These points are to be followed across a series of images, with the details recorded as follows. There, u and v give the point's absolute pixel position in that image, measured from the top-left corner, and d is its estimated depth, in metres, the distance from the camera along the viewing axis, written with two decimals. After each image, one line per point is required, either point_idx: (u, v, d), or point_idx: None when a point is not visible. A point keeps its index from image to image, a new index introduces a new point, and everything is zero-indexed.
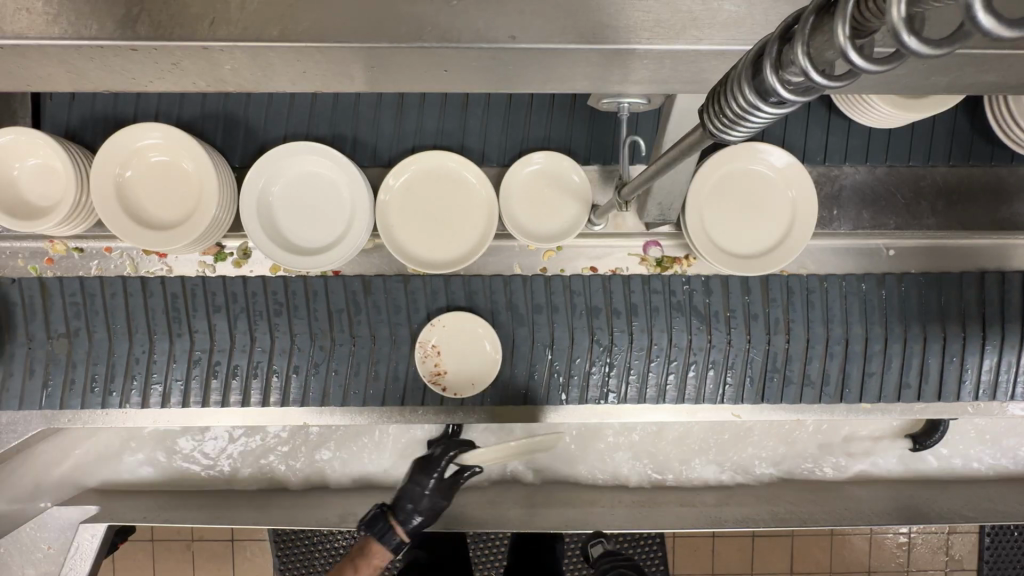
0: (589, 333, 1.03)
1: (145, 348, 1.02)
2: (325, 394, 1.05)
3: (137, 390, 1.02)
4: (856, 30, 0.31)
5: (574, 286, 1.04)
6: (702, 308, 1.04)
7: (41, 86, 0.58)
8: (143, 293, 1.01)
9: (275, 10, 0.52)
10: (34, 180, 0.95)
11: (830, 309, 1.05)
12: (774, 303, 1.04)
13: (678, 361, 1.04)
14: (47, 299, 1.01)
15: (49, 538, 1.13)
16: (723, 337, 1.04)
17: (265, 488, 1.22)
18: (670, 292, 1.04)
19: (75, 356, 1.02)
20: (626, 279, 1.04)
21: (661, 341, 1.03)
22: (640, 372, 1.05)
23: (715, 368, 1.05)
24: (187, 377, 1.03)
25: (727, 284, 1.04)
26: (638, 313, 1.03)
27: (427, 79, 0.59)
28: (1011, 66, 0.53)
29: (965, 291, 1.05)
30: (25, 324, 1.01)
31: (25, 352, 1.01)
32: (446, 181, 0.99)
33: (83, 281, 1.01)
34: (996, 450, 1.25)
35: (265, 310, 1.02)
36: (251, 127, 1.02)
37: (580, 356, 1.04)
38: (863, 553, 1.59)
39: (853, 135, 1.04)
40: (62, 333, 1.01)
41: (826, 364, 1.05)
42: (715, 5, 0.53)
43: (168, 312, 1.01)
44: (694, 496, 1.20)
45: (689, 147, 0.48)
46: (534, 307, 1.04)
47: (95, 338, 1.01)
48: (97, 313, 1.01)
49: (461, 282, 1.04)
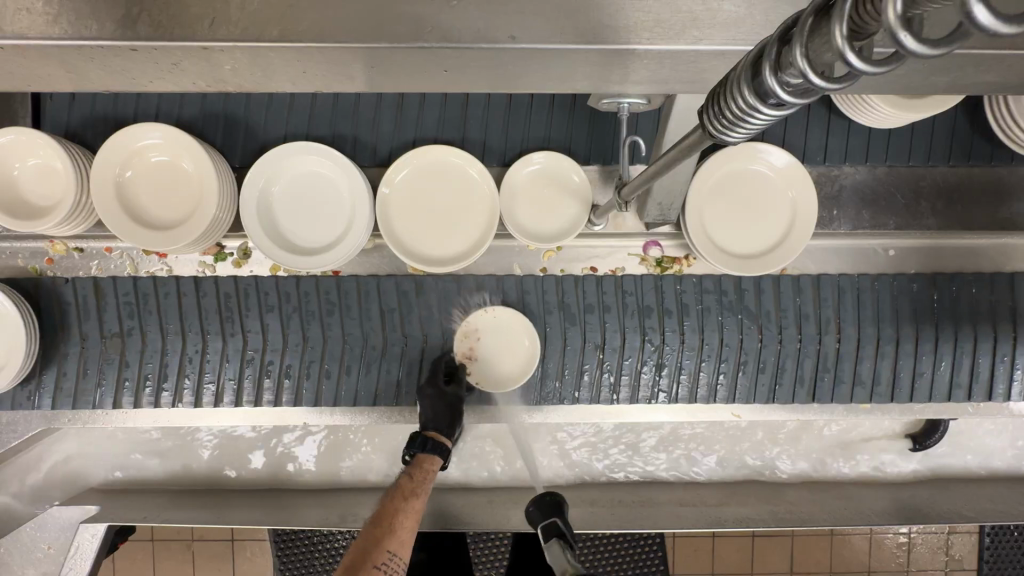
0: (641, 332, 1.04)
1: (198, 347, 1.02)
2: (328, 394, 1.05)
3: (190, 390, 1.03)
4: (854, 33, 0.31)
5: (626, 286, 1.04)
6: (753, 307, 1.05)
7: (41, 86, 0.58)
8: (196, 294, 1.02)
9: (274, 10, 0.52)
10: (34, 180, 0.96)
11: (880, 309, 1.05)
12: (825, 303, 1.05)
13: (729, 360, 1.05)
14: (100, 300, 1.02)
15: (49, 539, 1.14)
16: (774, 339, 1.04)
17: (267, 488, 1.22)
18: (721, 291, 1.04)
19: (128, 356, 1.02)
20: (678, 278, 1.05)
21: (712, 341, 1.04)
22: (691, 372, 1.05)
23: (765, 371, 1.06)
24: (240, 376, 1.04)
25: (779, 284, 1.05)
26: (691, 313, 1.04)
27: (427, 79, 0.59)
28: (1011, 66, 0.53)
29: (975, 291, 1.06)
30: (79, 324, 1.02)
31: (79, 352, 1.02)
32: (446, 177, 0.99)
33: (137, 281, 1.02)
34: (996, 450, 1.25)
35: (317, 310, 1.03)
36: (250, 127, 1.02)
37: (631, 356, 1.04)
38: (863, 553, 1.59)
39: (853, 135, 1.04)
40: (115, 333, 1.02)
41: (875, 365, 1.06)
42: (715, 5, 0.53)
43: (221, 311, 1.02)
44: (694, 495, 1.20)
45: (690, 147, 0.48)
46: (586, 307, 1.04)
47: (149, 337, 1.02)
48: (150, 313, 1.02)
49: (513, 282, 1.05)
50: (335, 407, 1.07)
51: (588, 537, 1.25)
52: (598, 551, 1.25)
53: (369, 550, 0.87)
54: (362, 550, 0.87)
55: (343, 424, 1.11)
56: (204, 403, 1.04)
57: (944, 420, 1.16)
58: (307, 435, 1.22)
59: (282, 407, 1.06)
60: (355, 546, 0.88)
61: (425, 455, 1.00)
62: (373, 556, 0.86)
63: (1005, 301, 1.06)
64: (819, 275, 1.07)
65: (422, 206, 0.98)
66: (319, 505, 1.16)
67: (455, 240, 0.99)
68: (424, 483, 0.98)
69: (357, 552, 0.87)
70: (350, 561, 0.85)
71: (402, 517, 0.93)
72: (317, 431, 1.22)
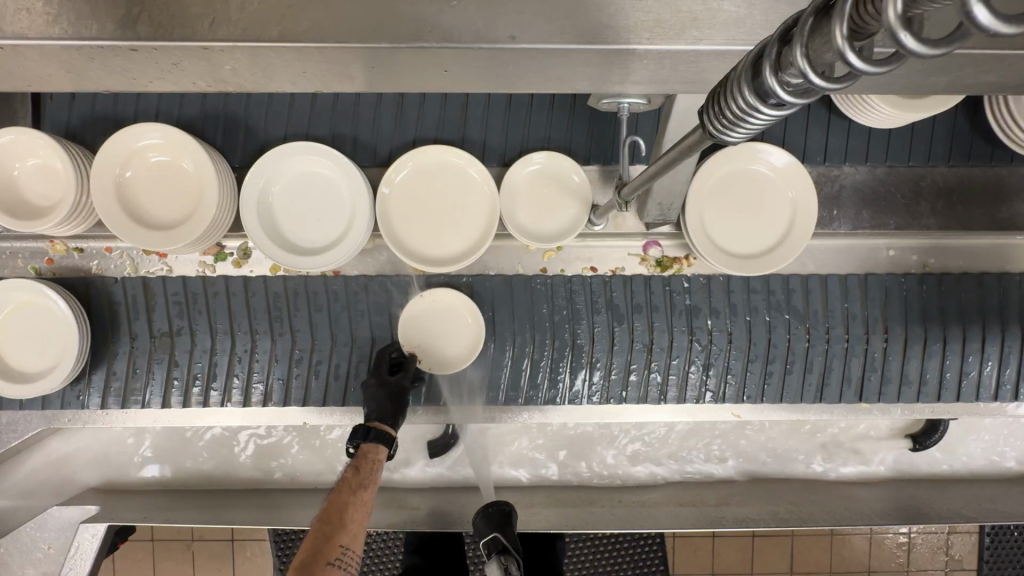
0: (688, 332, 1.05)
1: (247, 347, 1.04)
2: (330, 394, 1.06)
3: (239, 389, 1.05)
4: (855, 33, 0.31)
5: (674, 286, 1.05)
6: (800, 308, 1.05)
7: (40, 86, 0.58)
8: (246, 295, 1.03)
9: (274, 9, 0.52)
10: (34, 181, 0.96)
11: (927, 308, 1.06)
12: (872, 303, 1.06)
13: (777, 361, 1.06)
14: (150, 300, 1.03)
15: (49, 539, 1.14)
16: (822, 339, 1.05)
17: (270, 488, 1.22)
18: (769, 292, 1.05)
19: (178, 356, 1.04)
20: (726, 278, 1.05)
21: (760, 340, 1.05)
22: (738, 372, 1.06)
23: (812, 372, 1.07)
24: (289, 375, 1.05)
25: (827, 285, 1.06)
26: (738, 313, 1.05)
27: (427, 79, 0.59)
28: (1011, 66, 0.53)
29: (976, 290, 1.06)
30: (129, 323, 1.03)
31: (129, 352, 1.03)
32: (448, 175, 0.99)
33: (186, 281, 1.03)
34: (996, 450, 1.25)
35: (366, 309, 1.05)
36: (250, 127, 1.02)
37: (679, 357, 1.05)
38: (863, 553, 1.59)
39: (853, 135, 1.04)
40: (165, 332, 1.03)
41: (923, 365, 1.07)
42: (715, 5, 0.53)
43: (270, 311, 1.04)
44: (694, 495, 1.20)
45: (690, 147, 0.48)
46: (633, 306, 1.05)
47: (198, 336, 1.03)
48: (200, 313, 1.03)
49: (562, 280, 1.05)
50: (336, 407, 1.07)
51: (587, 537, 1.25)
52: (598, 551, 1.24)
53: (321, 547, 0.79)
54: (314, 548, 0.79)
55: (342, 424, 1.10)
56: (206, 403, 1.05)
57: (944, 420, 1.16)
58: (310, 435, 1.22)
59: (279, 406, 1.07)
60: (305, 545, 0.80)
61: (368, 445, 0.93)
62: (326, 552, 0.79)
63: (1006, 301, 1.06)
64: (866, 274, 1.07)
65: (423, 205, 0.98)
66: (318, 505, 1.16)
67: (455, 240, 0.99)
68: (372, 471, 0.91)
69: (308, 551, 0.79)
70: (302, 559, 0.77)
71: (354, 508, 0.86)
72: (317, 430, 1.22)
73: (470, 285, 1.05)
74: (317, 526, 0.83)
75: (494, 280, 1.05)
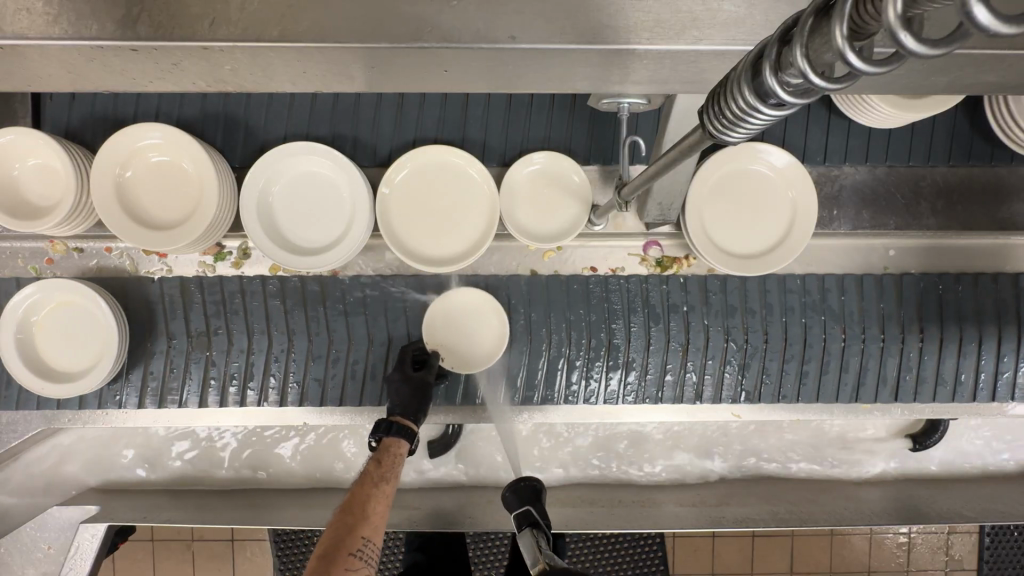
0: (724, 331, 1.05)
1: (284, 347, 1.04)
2: (331, 394, 1.05)
3: (275, 388, 1.05)
4: (855, 33, 0.31)
5: (710, 286, 1.05)
6: (837, 308, 1.05)
7: (40, 86, 0.58)
8: (282, 295, 1.03)
9: (274, 10, 0.52)
10: (35, 181, 0.96)
11: (963, 307, 1.06)
12: (907, 303, 1.06)
13: (813, 361, 1.06)
14: (187, 300, 1.03)
15: (49, 538, 1.14)
16: (858, 338, 1.05)
17: (272, 488, 1.22)
18: (805, 292, 1.06)
19: (214, 355, 1.04)
20: (761, 278, 1.05)
21: (796, 338, 1.05)
22: (775, 374, 1.06)
23: (848, 372, 1.07)
24: (325, 375, 1.05)
25: (862, 285, 1.06)
26: (774, 313, 1.05)
27: (429, 79, 0.59)
28: (1011, 66, 0.53)
29: (978, 290, 1.06)
30: (166, 323, 1.03)
31: (166, 351, 1.03)
32: (447, 174, 0.99)
33: (223, 281, 1.03)
34: (996, 450, 1.25)
35: (405, 310, 1.05)
36: (250, 127, 1.02)
37: (714, 359, 1.05)
38: (863, 553, 1.59)
39: (853, 135, 1.04)
40: (201, 331, 1.03)
41: (958, 364, 1.07)
42: (715, 6, 0.53)
43: (307, 311, 1.04)
44: (694, 495, 1.20)
45: (690, 147, 0.48)
46: (669, 306, 1.05)
47: (235, 336, 1.03)
48: (237, 313, 1.03)
49: (600, 280, 1.05)
50: (335, 407, 1.07)
51: (587, 537, 1.25)
52: (598, 551, 1.24)
53: (342, 539, 0.81)
54: (335, 540, 0.81)
55: (342, 424, 1.10)
56: (206, 403, 1.05)
57: (944, 420, 1.16)
58: (312, 435, 1.22)
59: (278, 406, 1.06)
60: (328, 537, 0.82)
61: (391, 438, 0.93)
62: (347, 544, 0.81)
63: (1009, 301, 1.06)
64: (901, 274, 1.07)
65: (423, 204, 0.98)
66: (318, 505, 1.16)
67: (455, 240, 0.99)
68: (395, 467, 0.91)
69: (330, 542, 0.81)
70: (322, 552, 0.80)
71: (376, 505, 0.87)
72: (317, 430, 1.22)
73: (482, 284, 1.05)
74: (337, 518, 0.85)
75: (514, 279, 1.05)
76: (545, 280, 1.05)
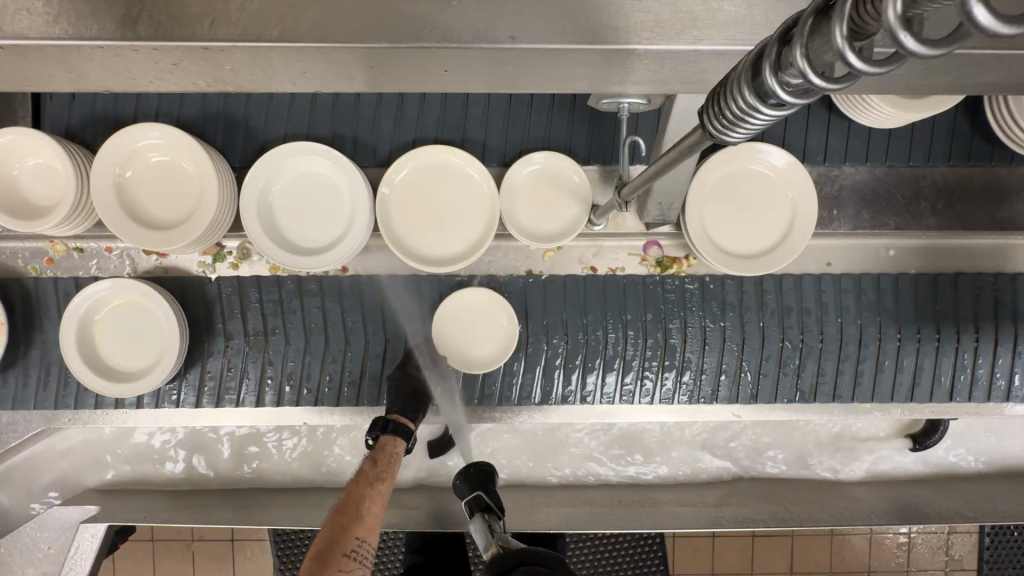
0: (780, 332, 1.05)
1: (340, 348, 1.04)
2: (333, 394, 1.06)
3: (331, 389, 1.05)
4: (855, 33, 0.31)
5: (766, 287, 1.05)
6: (892, 308, 1.06)
7: (39, 86, 0.58)
8: (339, 296, 1.04)
9: (274, 10, 0.52)
10: (35, 181, 0.96)
11: (1018, 305, 1.06)
12: (962, 302, 1.06)
13: (868, 363, 1.06)
14: (244, 300, 1.03)
15: (49, 539, 1.16)
16: (913, 339, 1.05)
17: (272, 488, 1.22)
18: (860, 291, 1.06)
19: (272, 355, 1.04)
20: (816, 278, 1.06)
21: (852, 339, 1.05)
22: (830, 374, 1.07)
23: (904, 372, 1.07)
24: (381, 374, 1.05)
25: (917, 284, 1.06)
26: (830, 314, 1.05)
27: (429, 80, 0.59)
28: (1011, 67, 0.53)
29: (983, 291, 1.06)
30: (224, 322, 1.03)
31: (224, 350, 1.04)
32: (446, 173, 0.99)
33: (281, 282, 1.03)
34: (996, 450, 1.25)
35: None
36: (250, 127, 1.02)
37: (770, 360, 1.06)
38: (863, 553, 1.59)
39: (853, 135, 1.04)
40: (259, 332, 1.04)
41: (1012, 363, 1.07)
42: (715, 5, 0.53)
43: (364, 311, 1.04)
44: (694, 495, 1.20)
45: (690, 147, 0.48)
46: (726, 306, 1.05)
47: (292, 336, 1.04)
48: (294, 313, 1.03)
49: (654, 281, 1.05)
50: (335, 407, 1.07)
51: (587, 536, 1.25)
52: (598, 551, 1.24)
53: (336, 539, 0.79)
54: (330, 540, 0.79)
55: (343, 424, 1.10)
56: (207, 403, 1.05)
57: (944, 420, 1.16)
58: (313, 435, 1.22)
59: (280, 406, 1.06)
60: (323, 535, 0.80)
61: (386, 437, 0.94)
62: (341, 545, 0.78)
63: (1014, 301, 1.06)
64: (956, 274, 1.07)
65: (422, 202, 0.98)
66: (317, 506, 1.16)
67: (455, 240, 0.99)
68: (391, 466, 0.91)
69: (325, 542, 0.79)
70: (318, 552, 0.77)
71: (370, 504, 0.86)
72: (316, 430, 1.22)
73: (519, 284, 1.05)
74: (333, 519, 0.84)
75: (560, 279, 1.05)
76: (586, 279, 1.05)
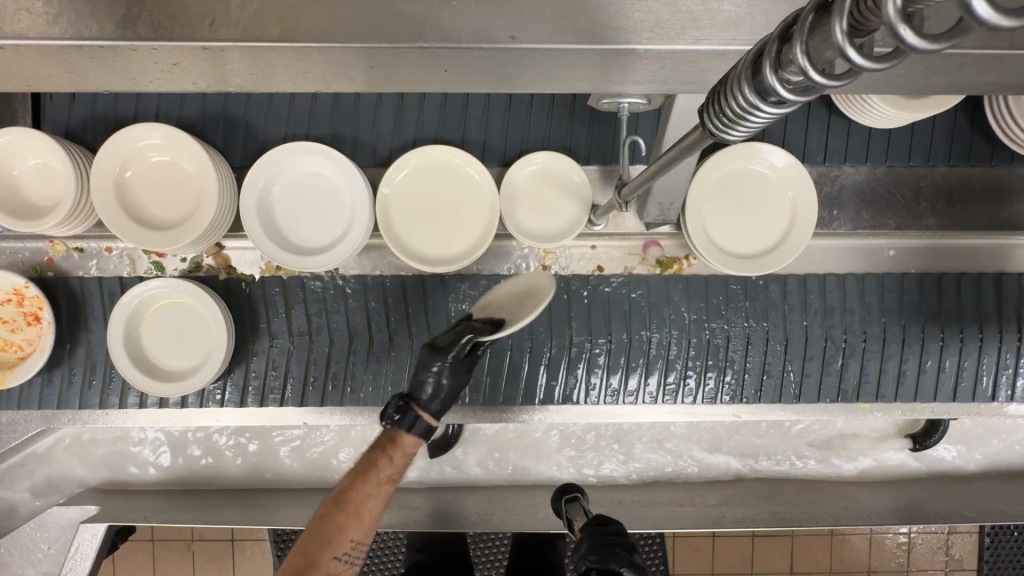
0: (824, 331, 1.05)
1: (384, 348, 1.04)
2: (336, 394, 1.05)
3: (372, 390, 1.05)
4: (855, 30, 0.31)
5: (809, 286, 1.05)
6: (934, 306, 1.06)
7: (38, 85, 0.58)
8: (383, 296, 1.04)
9: (275, 10, 0.52)
10: (36, 181, 0.96)
11: None
12: (1007, 302, 1.06)
13: (910, 362, 1.06)
14: (289, 299, 1.03)
15: (50, 539, 1.15)
16: (957, 338, 1.05)
17: (273, 488, 1.22)
18: (902, 290, 1.06)
19: (316, 355, 1.04)
20: (859, 277, 1.06)
21: (894, 339, 1.05)
22: (872, 373, 1.06)
23: (946, 373, 1.07)
24: None
25: (959, 282, 1.06)
26: (872, 314, 1.05)
27: (430, 79, 0.59)
28: (1011, 66, 0.53)
29: (988, 290, 1.06)
30: (269, 321, 1.03)
31: (268, 348, 1.04)
32: (445, 173, 0.99)
33: (324, 281, 1.03)
34: (997, 450, 1.25)
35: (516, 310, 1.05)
36: (250, 127, 1.02)
37: (813, 360, 1.05)
38: (863, 553, 1.59)
39: (853, 135, 1.04)
40: (303, 331, 1.04)
41: None
42: (715, 6, 0.53)
43: (408, 309, 1.04)
44: (694, 495, 1.20)
45: (690, 146, 0.48)
46: (770, 306, 1.05)
47: (336, 335, 1.04)
48: (338, 313, 1.04)
49: (697, 281, 1.05)
50: (336, 407, 1.07)
51: None
52: None
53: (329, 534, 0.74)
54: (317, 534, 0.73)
55: (343, 424, 1.10)
56: (207, 403, 1.05)
57: (944, 420, 1.16)
58: (313, 435, 1.22)
59: (280, 406, 1.06)
60: (308, 533, 0.74)
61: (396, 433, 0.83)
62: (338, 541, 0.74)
63: None
64: (1000, 274, 1.07)
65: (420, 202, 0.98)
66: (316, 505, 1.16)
67: (454, 239, 0.99)
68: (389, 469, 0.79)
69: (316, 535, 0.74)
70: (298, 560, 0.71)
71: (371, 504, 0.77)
72: (316, 430, 1.22)
73: None
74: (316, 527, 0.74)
75: (585, 279, 1.05)
76: (598, 280, 1.05)
